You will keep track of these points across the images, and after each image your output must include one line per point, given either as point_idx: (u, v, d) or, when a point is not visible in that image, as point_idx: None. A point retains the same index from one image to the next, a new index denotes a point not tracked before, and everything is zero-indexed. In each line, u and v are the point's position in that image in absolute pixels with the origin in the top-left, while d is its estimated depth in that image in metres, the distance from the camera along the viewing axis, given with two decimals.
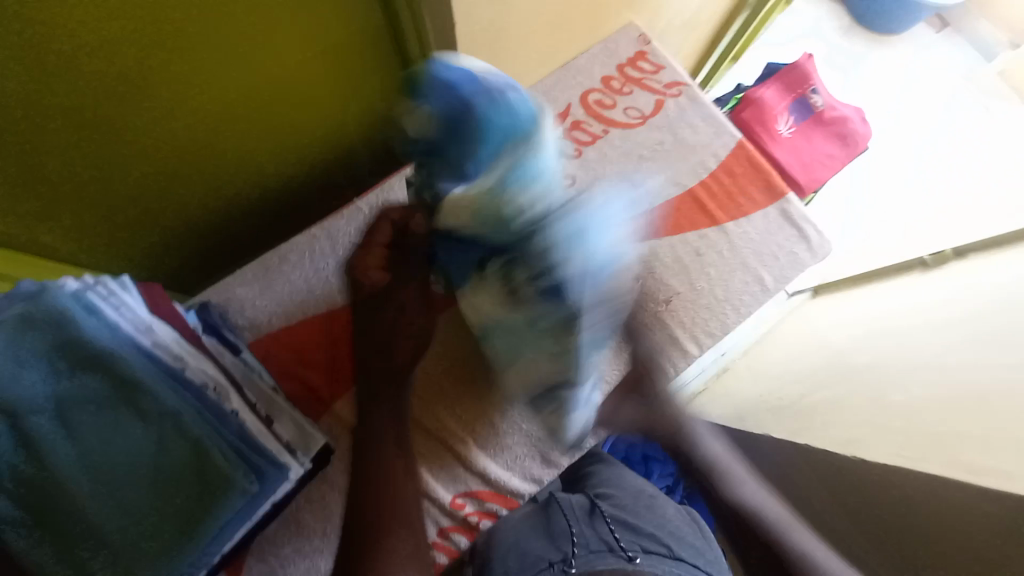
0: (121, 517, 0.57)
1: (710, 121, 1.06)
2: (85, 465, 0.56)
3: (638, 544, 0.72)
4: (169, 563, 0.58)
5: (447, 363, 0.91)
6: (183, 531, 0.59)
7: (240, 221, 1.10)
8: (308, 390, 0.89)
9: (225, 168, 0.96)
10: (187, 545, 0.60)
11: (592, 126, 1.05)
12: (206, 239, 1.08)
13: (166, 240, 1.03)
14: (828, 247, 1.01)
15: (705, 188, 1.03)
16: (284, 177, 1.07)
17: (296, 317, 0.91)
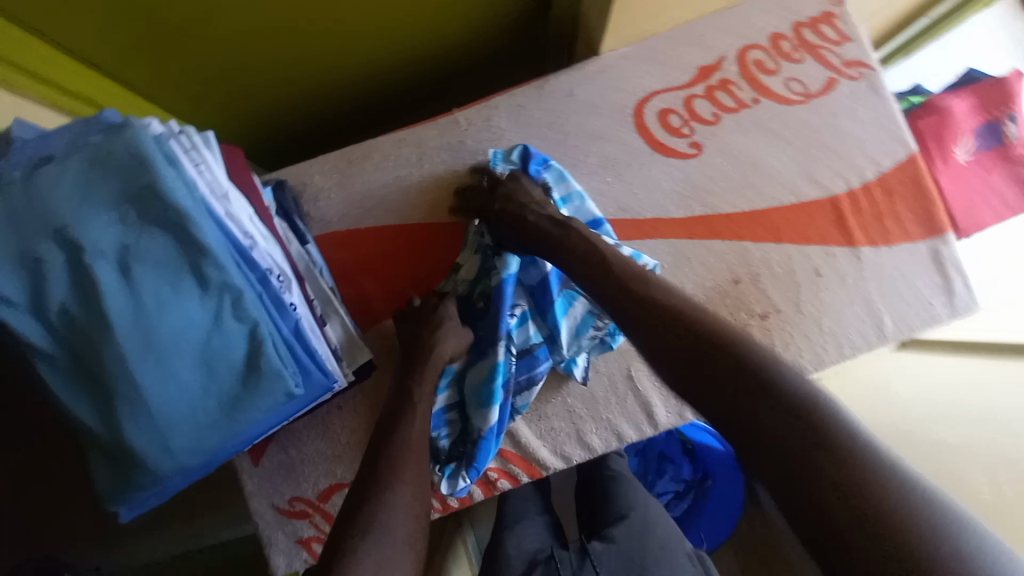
0: (169, 386, 0.54)
1: (886, 121, 0.87)
2: (141, 323, 0.53)
3: None
4: (206, 442, 0.57)
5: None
6: (225, 415, 0.57)
7: (326, 108, 1.00)
8: (362, 301, 0.85)
9: (327, 52, 0.85)
10: (225, 431, 0.58)
11: (742, 90, 0.88)
12: (288, 120, 1.01)
13: (250, 111, 0.96)
14: (974, 306, 0.85)
15: (853, 200, 0.86)
16: (383, 75, 0.95)
17: (365, 222, 0.85)
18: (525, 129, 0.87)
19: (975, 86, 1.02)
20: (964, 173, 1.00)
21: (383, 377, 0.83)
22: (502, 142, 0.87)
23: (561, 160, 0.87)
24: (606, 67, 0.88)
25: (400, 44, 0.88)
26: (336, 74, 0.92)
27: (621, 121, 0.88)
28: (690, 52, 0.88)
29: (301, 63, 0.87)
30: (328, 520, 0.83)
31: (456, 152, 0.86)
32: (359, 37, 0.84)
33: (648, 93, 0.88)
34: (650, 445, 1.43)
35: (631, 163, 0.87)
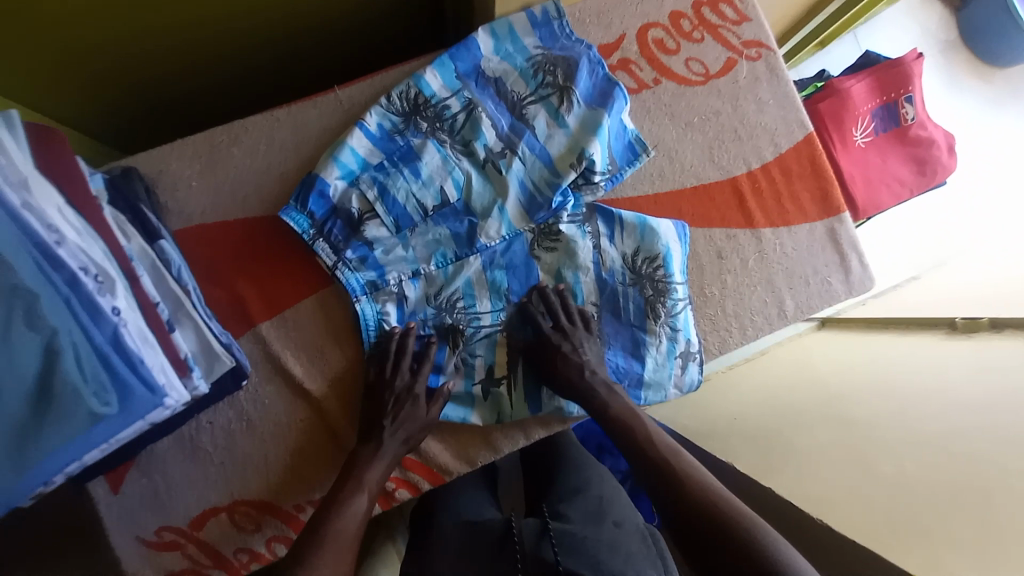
0: None
1: (782, 101, 0.87)
2: None
3: None
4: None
5: None
6: (15, 446, 0.47)
7: (202, 88, 0.90)
8: (232, 303, 0.75)
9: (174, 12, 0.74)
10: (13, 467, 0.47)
11: (644, 70, 0.85)
12: (156, 94, 0.88)
13: (120, 109, 0.89)
14: (868, 285, 0.87)
15: (753, 181, 0.85)
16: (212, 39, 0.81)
17: (233, 216, 0.76)
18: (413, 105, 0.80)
19: (874, 66, 1.04)
20: (862, 155, 1.02)
21: (260, 386, 0.75)
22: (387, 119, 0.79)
23: (451, 143, 0.78)
24: (499, 39, 0.81)
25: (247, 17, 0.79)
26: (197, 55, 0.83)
27: (517, 101, 0.80)
28: (590, 31, 0.84)
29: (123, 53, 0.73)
30: (202, 548, 0.74)
31: (334, 132, 0.79)
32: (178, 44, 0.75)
33: None
34: (588, 439, 1.39)
35: (527, 149, 0.79)
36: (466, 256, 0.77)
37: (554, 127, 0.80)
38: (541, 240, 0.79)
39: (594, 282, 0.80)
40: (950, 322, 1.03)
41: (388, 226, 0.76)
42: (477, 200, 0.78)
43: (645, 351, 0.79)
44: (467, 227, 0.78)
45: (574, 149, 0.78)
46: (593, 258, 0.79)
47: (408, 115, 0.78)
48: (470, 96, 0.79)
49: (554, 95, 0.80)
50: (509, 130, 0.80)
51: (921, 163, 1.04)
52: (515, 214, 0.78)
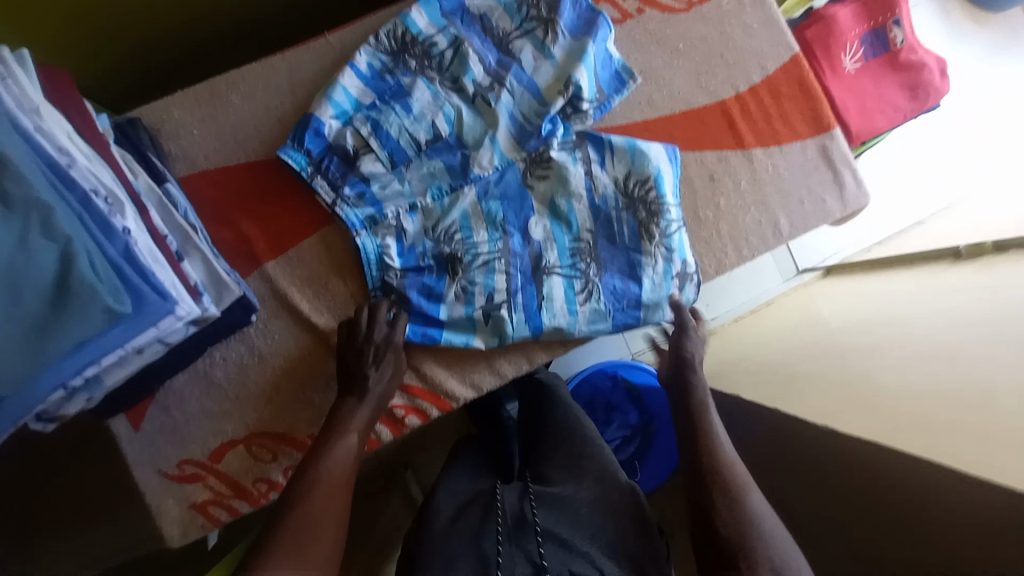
0: None
1: (768, 24, 0.87)
2: None
3: (566, 566, 0.67)
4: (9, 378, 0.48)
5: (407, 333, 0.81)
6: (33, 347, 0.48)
7: None
8: (239, 243, 0.78)
9: None
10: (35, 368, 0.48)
11: (627, 1, 0.86)
12: None
13: None
14: (862, 202, 0.87)
15: (741, 103, 0.86)
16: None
17: (235, 160, 0.79)
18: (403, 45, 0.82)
19: None
20: (852, 81, 1.02)
21: (270, 321, 0.78)
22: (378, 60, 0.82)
23: (441, 80, 0.81)
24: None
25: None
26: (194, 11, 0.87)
27: (504, 37, 0.82)
28: None
29: (123, 9, 0.76)
30: (221, 479, 0.77)
31: (328, 76, 0.81)
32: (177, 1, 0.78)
33: None
34: (597, 397, 1.40)
35: (515, 81, 0.81)
36: (461, 187, 0.80)
37: (540, 59, 0.81)
38: (536, 170, 0.81)
39: (589, 206, 0.81)
40: (954, 251, 1.04)
41: (383, 162, 0.78)
42: (468, 134, 0.80)
43: (641, 273, 0.80)
44: (460, 159, 0.80)
45: (562, 76, 0.80)
46: (585, 184, 0.81)
47: (398, 53, 0.80)
48: (456, 32, 0.81)
49: (538, 26, 0.82)
50: (496, 64, 0.81)
51: (914, 88, 1.03)
52: (506, 145, 0.81)
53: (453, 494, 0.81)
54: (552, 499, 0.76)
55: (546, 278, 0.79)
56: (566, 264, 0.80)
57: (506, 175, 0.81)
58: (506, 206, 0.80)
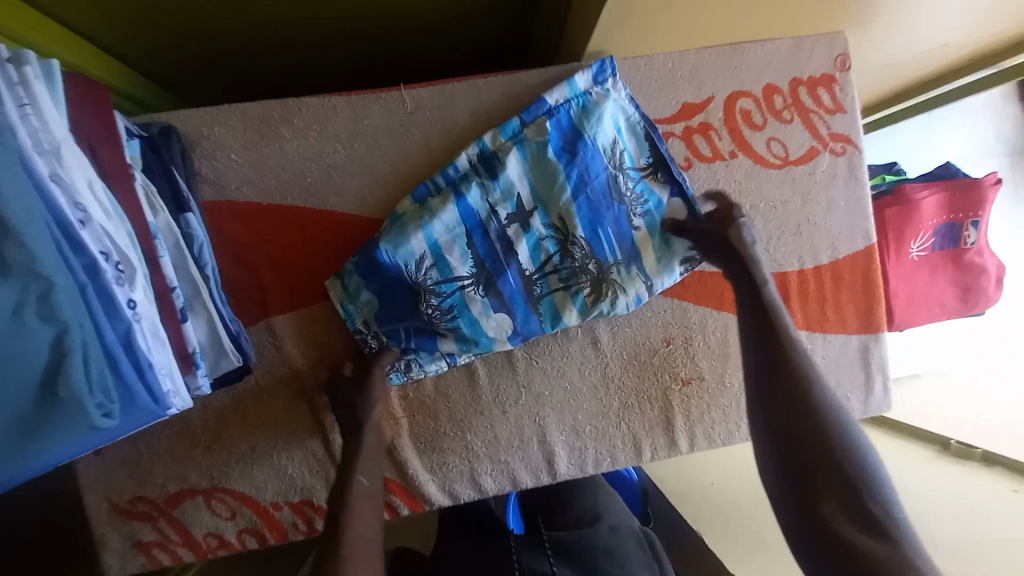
0: None
1: (855, 205, 0.83)
2: None
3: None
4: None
5: (406, 405, 0.76)
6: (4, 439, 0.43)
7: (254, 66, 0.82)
8: (250, 289, 0.73)
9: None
10: (2, 463, 0.43)
11: (723, 140, 0.80)
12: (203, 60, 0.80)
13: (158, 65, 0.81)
14: (883, 409, 0.85)
15: (802, 280, 0.82)
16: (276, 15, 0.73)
17: (269, 199, 0.73)
18: (478, 128, 0.75)
19: (949, 181, 0.99)
20: (911, 270, 0.98)
21: (263, 378, 0.73)
22: (449, 138, 0.75)
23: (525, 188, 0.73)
24: None
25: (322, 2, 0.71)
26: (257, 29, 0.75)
27: None
28: (679, 85, 0.79)
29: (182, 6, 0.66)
30: (174, 525, 0.73)
31: (392, 138, 0.74)
32: (236, 6, 0.69)
33: None
34: None
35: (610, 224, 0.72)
36: (505, 313, 0.72)
37: (625, 199, 0.73)
38: (597, 290, 0.74)
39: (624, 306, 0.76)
40: (943, 441, 1.02)
41: (433, 276, 0.70)
42: (533, 260, 0.72)
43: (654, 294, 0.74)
44: (517, 287, 0.72)
45: (641, 209, 0.73)
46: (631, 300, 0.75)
47: (465, 167, 0.72)
48: (532, 148, 0.72)
49: (618, 160, 0.72)
50: (574, 181, 0.71)
51: (966, 290, 1.00)
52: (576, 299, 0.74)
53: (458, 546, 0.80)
54: (565, 547, 0.75)
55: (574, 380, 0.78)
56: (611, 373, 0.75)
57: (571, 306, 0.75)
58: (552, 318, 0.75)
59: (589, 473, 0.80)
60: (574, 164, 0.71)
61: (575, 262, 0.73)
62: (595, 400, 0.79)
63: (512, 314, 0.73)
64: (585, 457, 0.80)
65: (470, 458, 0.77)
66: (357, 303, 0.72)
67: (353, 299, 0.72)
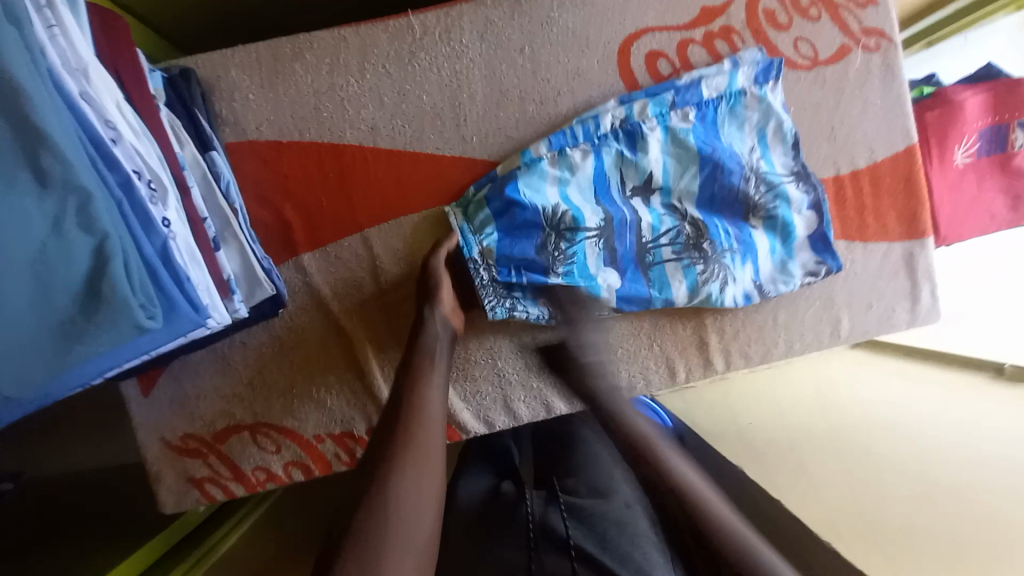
0: None
1: (891, 104, 0.78)
2: None
3: (595, 542, 0.63)
4: (27, 377, 0.44)
5: None
6: (55, 346, 0.45)
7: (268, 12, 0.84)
8: (277, 227, 0.74)
9: None
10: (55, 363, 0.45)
11: (745, 43, 0.76)
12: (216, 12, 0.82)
13: (178, 22, 0.82)
14: (932, 319, 0.81)
15: (837, 187, 0.79)
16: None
17: (288, 137, 0.73)
18: (490, 50, 0.74)
19: (996, 80, 0.92)
20: (954, 178, 0.93)
21: (297, 314, 0.74)
22: (461, 62, 0.74)
23: (529, 97, 0.76)
24: None
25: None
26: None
27: (602, 59, 0.76)
28: None
29: None
30: (222, 460, 0.76)
31: (404, 66, 0.74)
32: None
33: (639, 30, 0.76)
34: None
35: (739, 206, 0.74)
36: (614, 271, 0.72)
37: (751, 202, 0.74)
38: (709, 269, 0.73)
39: (718, 289, 0.74)
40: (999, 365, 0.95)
41: (568, 223, 0.70)
42: (652, 227, 0.73)
43: (735, 279, 0.74)
44: (631, 246, 0.73)
45: (765, 212, 0.74)
46: (716, 290, 0.74)
47: (607, 129, 0.73)
48: (676, 130, 0.73)
49: (755, 164, 0.73)
50: (707, 175, 0.73)
51: (1017, 197, 0.94)
52: (681, 276, 0.74)
53: (471, 497, 0.76)
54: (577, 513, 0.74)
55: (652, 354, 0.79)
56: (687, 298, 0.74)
57: (671, 283, 0.74)
58: (662, 295, 0.74)
59: (624, 396, 0.80)
60: (711, 154, 0.72)
61: (689, 239, 0.73)
62: (625, 321, 0.78)
63: (620, 271, 0.73)
64: (617, 379, 0.79)
65: (502, 385, 0.78)
66: (475, 231, 0.71)
67: (472, 221, 0.72)
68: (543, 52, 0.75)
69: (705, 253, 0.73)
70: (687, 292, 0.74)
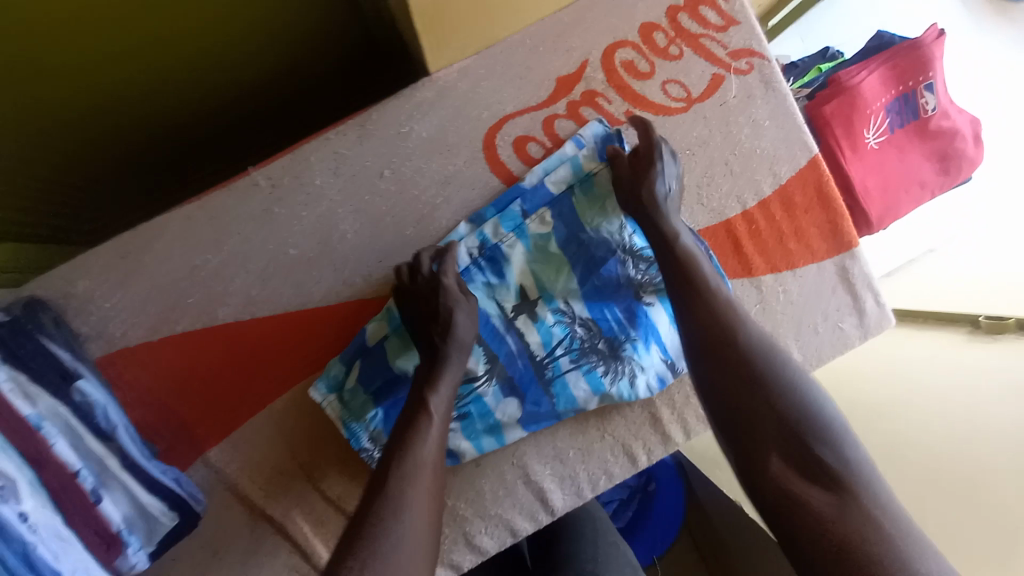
0: None
1: (783, 121, 0.73)
2: None
3: None
4: None
5: None
6: None
7: None
8: (175, 429, 0.69)
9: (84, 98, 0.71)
10: None
11: (612, 102, 0.71)
12: None
13: None
14: (886, 325, 0.77)
15: (748, 221, 0.74)
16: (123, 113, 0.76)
17: (160, 332, 0.68)
18: (347, 183, 0.69)
19: (891, 50, 0.87)
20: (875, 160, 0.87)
21: (221, 514, 0.69)
22: (321, 204, 0.68)
23: (402, 218, 0.69)
24: (442, 90, 0.69)
25: (166, 84, 0.76)
26: (127, 130, 0.80)
27: (469, 158, 0.70)
28: (547, 58, 0.70)
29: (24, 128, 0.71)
30: None
31: (262, 225, 0.68)
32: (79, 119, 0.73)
33: (500, 118, 0.70)
34: None
35: (625, 292, 0.71)
36: (514, 399, 0.71)
37: (635, 282, 0.71)
38: (612, 369, 0.71)
39: (627, 381, 0.71)
40: (972, 320, 0.90)
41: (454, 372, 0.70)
42: (543, 344, 0.70)
43: (642, 363, 0.72)
44: (527, 368, 0.71)
45: (653, 286, 0.71)
46: (626, 382, 0.71)
47: (467, 261, 0.69)
48: (536, 238, 0.70)
49: (626, 243, 0.71)
50: (579, 270, 0.71)
51: (944, 159, 0.88)
52: (583, 384, 0.71)
53: None
54: None
55: (598, 454, 0.75)
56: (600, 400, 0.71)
57: (578, 389, 0.71)
58: (574, 406, 0.71)
59: (589, 497, 0.75)
60: (576, 250, 0.70)
61: (583, 341, 0.71)
62: (570, 421, 0.74)
63: (521, 397, 0.71)
64: (578, 482, 0.74)
65: (459, 523, 0.73)
66: (363, 420, 0.67)
67: (354, 409, 0.67)
68: (405, 169, 0.69)
69: (596, 352, 0.71)
70: (598, 394, 0.71)
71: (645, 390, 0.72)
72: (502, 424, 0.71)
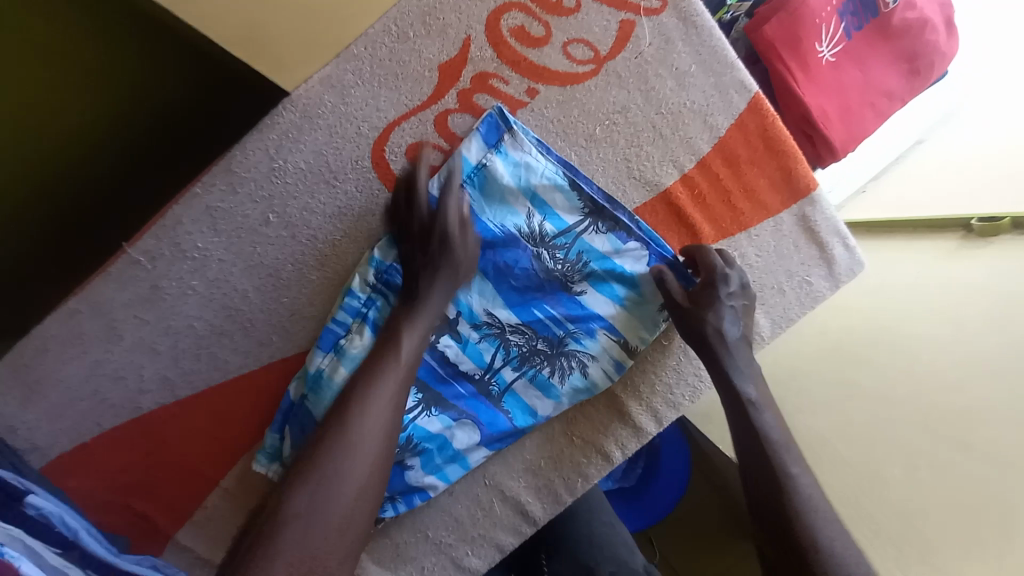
0: None
1: (710, 64, 0.62)
2: None
3: None
4: None
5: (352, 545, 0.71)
6: None
7: None
8: (135, 521, 0.67)
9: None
10: None
11: (510, 82, 0.61)
12: None
13: None
14: (858, 268, 0.70)
15: (690, 187, 0.65)
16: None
17: (88, 434, 0.64)
18: (231, 238, 0.61)
19: None
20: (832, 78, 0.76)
21: None
22: (212, 267, 0.62)
23: (303, 264, 0.63)
24: (308, 111, 0.59)
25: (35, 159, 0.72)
26: None
27: (360, 182, 0.62)
28: (421, 47, 0.59)
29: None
30: None
31: (156, 304, 0.62)
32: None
33: (382, 129, 0.61)
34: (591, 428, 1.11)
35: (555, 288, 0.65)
36: (466, 424, 0.68)
37: (561, 274, 0.65)
38: (557, 367, 0.68)
39: (579, 375, 0.68)
40: (965, 223, 0.80)
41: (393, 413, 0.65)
42: (478, 364, 0.67)
43: (588, 353, 0.68)
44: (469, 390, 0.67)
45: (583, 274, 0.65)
46: (578, 376, 0.68)
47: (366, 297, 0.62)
48: None
49: (539, 234, 0.63)
50: (497, 276, 0.65)
51: (911, 60, 0.77)
52: (534, 390, 0.68)
53: None
54: None
55: (569, 457, 0.72)
56: (556, 398, 0.69)
57: (529, 395, 0.68)
58: (529, 411, 0.69)
59: (568, 500, 0.72)
60: (488, 259, 0.64)
61: (522, 348, 0.67)
62: (536, 431, 0.71)
63: (473, 420, 0.68)
64: (555, 488, 0.72)
65: (442, 550, 0.72)
66: None
67: None
68: (292, 211, 0.61)
69: (539, 354, 0.67)
70: (552, 394, 0.69)
71: (599, 378, 0.69)
72: (462, 451, 0.68)
